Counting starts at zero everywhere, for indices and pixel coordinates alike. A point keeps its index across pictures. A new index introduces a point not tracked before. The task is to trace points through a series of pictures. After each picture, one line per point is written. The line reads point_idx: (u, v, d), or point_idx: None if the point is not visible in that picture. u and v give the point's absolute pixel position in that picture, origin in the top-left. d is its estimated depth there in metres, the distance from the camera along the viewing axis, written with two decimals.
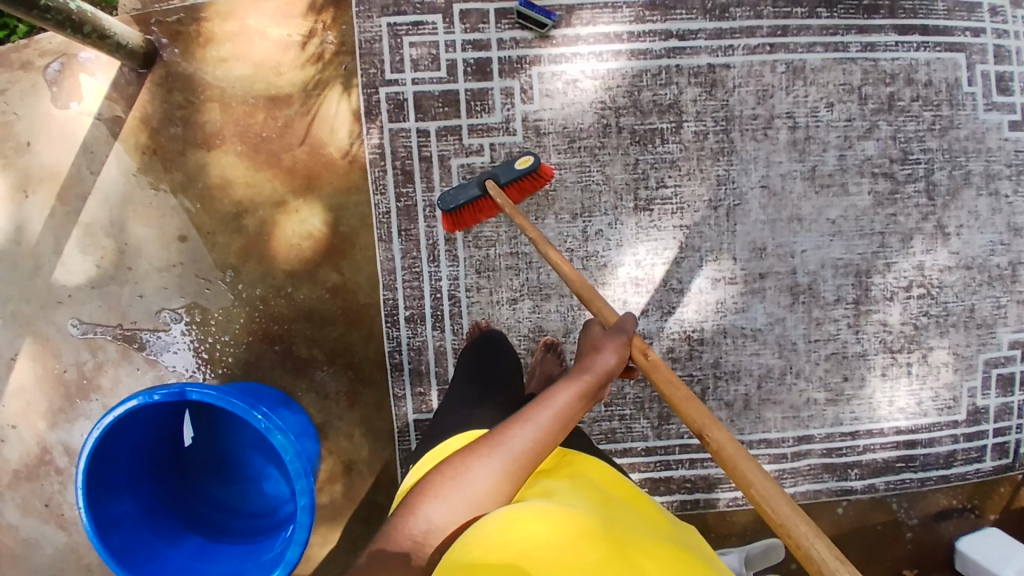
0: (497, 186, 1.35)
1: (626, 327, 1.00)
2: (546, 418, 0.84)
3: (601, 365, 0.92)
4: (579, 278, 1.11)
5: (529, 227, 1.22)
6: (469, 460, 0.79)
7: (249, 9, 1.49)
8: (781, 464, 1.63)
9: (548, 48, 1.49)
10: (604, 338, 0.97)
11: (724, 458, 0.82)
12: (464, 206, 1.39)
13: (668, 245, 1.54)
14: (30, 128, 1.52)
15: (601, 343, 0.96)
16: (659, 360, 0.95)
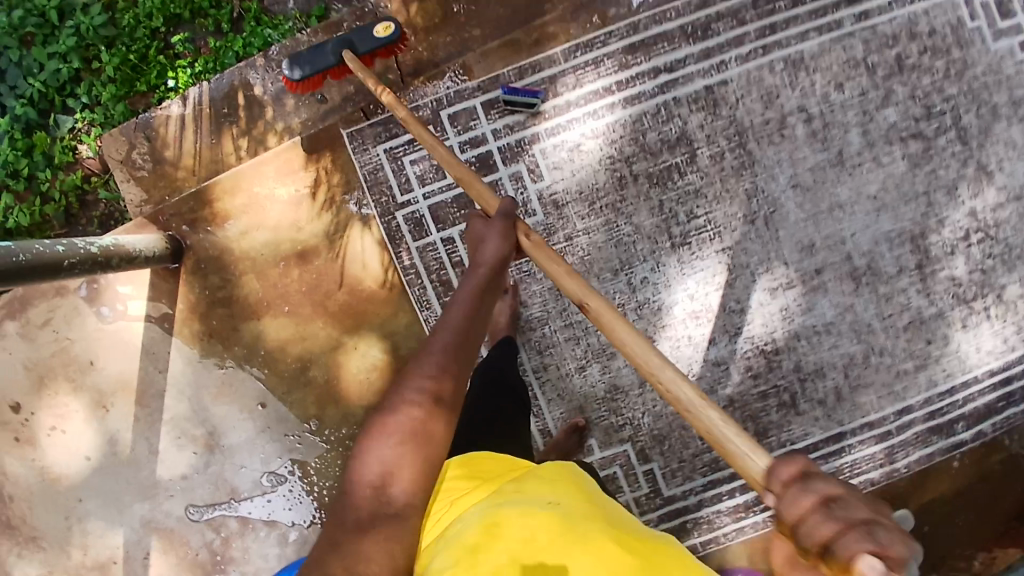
0: (355, 54, 1.36)
1: (509, 211, 1.07)
2: (451, 321, 0.92)
3: (489, 256, 1.01)
4: (460, 167, 1.14)
5: (414, 125, 1.23)
6: (401, 387, 0.86)
7: (252, 177, 1.54)
8: (887, 441, 1.59)
9: (542, 123, 1.51)
10: (489, 227, 1.04)
11: (602, 322, 0.91)
12: (312, 74, 1.39)
13: (716, 270, 1.53)
14: (87, 347, 1.62)
15: (489, 241, 1.03)
16: (540, 241, 1.02)
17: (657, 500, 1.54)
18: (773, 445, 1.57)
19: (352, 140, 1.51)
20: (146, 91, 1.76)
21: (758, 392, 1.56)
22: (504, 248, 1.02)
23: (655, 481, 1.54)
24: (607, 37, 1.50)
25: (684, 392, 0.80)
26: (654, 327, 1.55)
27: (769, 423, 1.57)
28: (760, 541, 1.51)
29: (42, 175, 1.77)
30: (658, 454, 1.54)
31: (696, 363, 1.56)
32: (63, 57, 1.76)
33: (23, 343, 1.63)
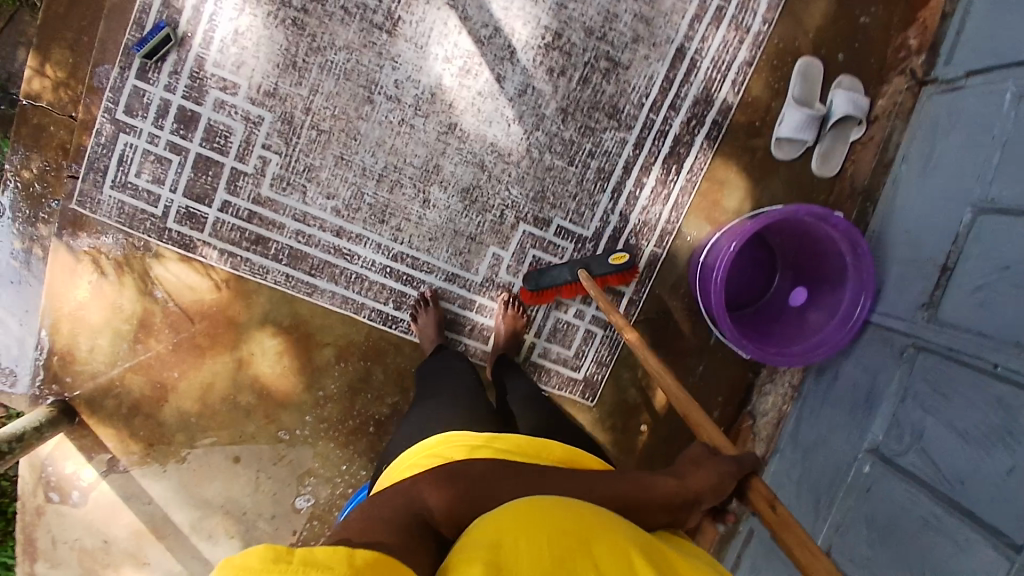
0: (589, 273, 1.43)
1: (748, 464, 0.97)
2: (621, 485, 0.83)
3: (698, 485, 0.90)
4: (684, 396, 1.10)
5: (622, 323, 1.29)
6: (525, 481, 0.78)
7: (51, 303, 1.50)
8: (726, 17, 1.43)
9: (192, 44, 1.38)
10: (712, 458, 0.95)
11: (803, 556, 0.88)
12: (548, 290, 1.48)
13: (444, 16, 1.38)
14: (93, 533, 1.63)
15: (704, 466, 0.94)
16: (787, 511, 0.92)
17: (588, 244, 1.51)
18: (632, 111, 1.44)
19: (85, 206, 1.45)
20: None
21: (578, 82, 1.43)
22: (721, 482, 0.91)
23: (571, 231, 1.50)
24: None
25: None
26: (447, 113, 1.43)
27: (610, 97, 1.44)
28: (701, 200, 1.50)
29: None
30: (551, 209, 1.48)
31: (506, 108, 1.43)
32: None
33: (55, 572, 1.63)
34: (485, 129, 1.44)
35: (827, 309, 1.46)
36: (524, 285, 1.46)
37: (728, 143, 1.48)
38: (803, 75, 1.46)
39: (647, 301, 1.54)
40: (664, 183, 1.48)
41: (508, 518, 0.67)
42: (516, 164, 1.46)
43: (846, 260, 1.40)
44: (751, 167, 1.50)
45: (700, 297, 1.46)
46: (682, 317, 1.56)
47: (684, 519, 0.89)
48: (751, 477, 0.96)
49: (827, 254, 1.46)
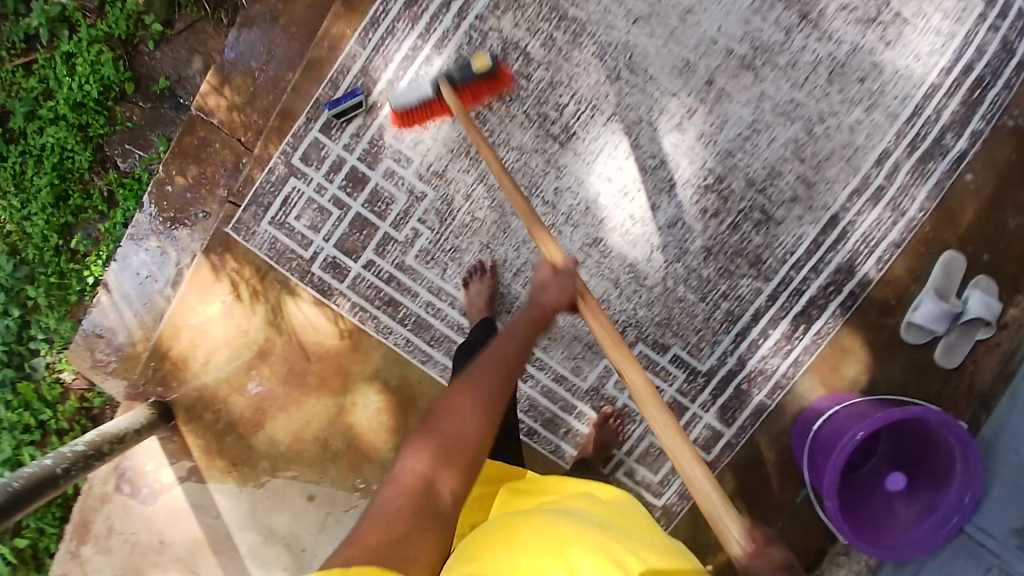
0: (451, 86, 1.35)
1: (572, 272, 1.11)
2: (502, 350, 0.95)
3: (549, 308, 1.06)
4: (524, 203, 1.21)
5: (481, 143, 1.27)
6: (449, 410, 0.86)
7: (183, 313, 1.57)
8: (885, 197, 1.48)
9: (380, 114, 1.48)
10: (554, 282, 1.08)
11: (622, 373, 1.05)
12: (416, 108, 1.41)
13: (617, 140, 1.45)
14: (150, 530, 1.68)
15: (551, 287, 1.08)
16: (594, 305, 1.09)
17: (699, 378, 1.54)
18: (774, 265, 1.49)
19: (240, 234, 1.53)
20: (79, 298, 1.88)
21: (728, 227, 1.48)
22: (565, 298, 1.08)
23: (686, 362, 1.53)
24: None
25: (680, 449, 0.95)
26: (596, 227, 1.48)
27: (756, 248, 1.49)
28: (822, 361, 1.53)
29: (45, 417, 1.90)
30: (671, 336, 1.52)
31: (653, 235, 1.48)
32: (3, 313, 1.87)
33: (103, 558, 1.69)
34: (628, 249, 1.49)
35: (923, 505, 1.46)
36: (392, 106, 1.40)
37: (857, 316, 1.52)
38: (944, 268, 1.49)
39: (743, 447, 1.56)
40: (787, 340, 1.52)
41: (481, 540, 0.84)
42: (649, 289, 1.50)
43: (954, 466, 1.41)
44: (873, 342, 1.53)
45: (809, 470, 1.49)
46: (773, 468, 1.57)
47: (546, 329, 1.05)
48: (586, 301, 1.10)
49: (935, 452, 1.45)
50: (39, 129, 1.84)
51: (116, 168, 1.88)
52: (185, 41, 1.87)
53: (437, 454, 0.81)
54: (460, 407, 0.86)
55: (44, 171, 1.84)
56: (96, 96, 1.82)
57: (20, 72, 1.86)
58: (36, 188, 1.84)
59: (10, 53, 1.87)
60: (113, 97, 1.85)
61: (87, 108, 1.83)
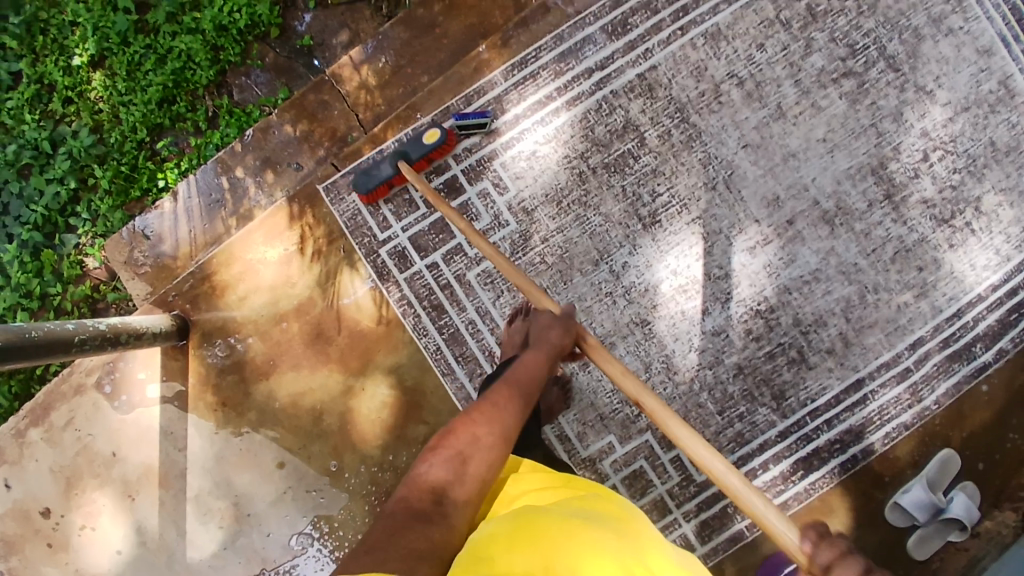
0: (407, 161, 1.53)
1: (569, 312, 1.24)
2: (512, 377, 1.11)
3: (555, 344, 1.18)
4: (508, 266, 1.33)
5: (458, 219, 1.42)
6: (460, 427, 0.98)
7: (243, 248, 1.62)
8: (909, 378, 1.58)
9: (496, 140, 1.61)
10: (557, 322, 1.21)
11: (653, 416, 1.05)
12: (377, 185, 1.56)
13: (693, 241, 1.57)
14: (110, 439, 1.60)
15: (553, 328, 1.20)
16: (597, 345, 1.18)
17: (691, 487, 1.58)
18: (794, 405, 1.57)
19: (328, 195, 1.62)
20: (140, 196, 1.87)
21: (765, 353, 1.56)
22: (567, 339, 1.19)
23: (685, 467, 1.57)
24: (524, 30, 1.62)
25: (755, 502, 0.91)
26: (647, 309, 1.57)
27: (783, 381, 1.57)
28: (806, 511, 1.57)
29: (54, 290, 1.84)
30: None
31: (696, 336, 1.56)
32: (59, 180, 1.87)
33: (50, 448, 1.60)
34: (669, 340, 1.57)
35: None
36: (357, 190, 1.54)
37: (852, 478, 1.57)
38: (940, 462, 1.55)
39: (709, 566, 1.56)
40: (782, 478, 1.57)
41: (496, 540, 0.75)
42: (676, 383, 1.56)
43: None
44: (861, 509, 1.57)
45: None
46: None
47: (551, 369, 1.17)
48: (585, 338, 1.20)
49: None
50: (173, 33, 1.89)
51: (231, 96, 1.91)
52: (340, 14, 1.93)
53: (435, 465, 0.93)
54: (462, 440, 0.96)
55: (162, 71, 1.88)
56: (241, 27, 1.87)
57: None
58: (147, 82, 1.88)
59: None
60: (254, 34, 1.89)
61: (226, 33, 1.88)
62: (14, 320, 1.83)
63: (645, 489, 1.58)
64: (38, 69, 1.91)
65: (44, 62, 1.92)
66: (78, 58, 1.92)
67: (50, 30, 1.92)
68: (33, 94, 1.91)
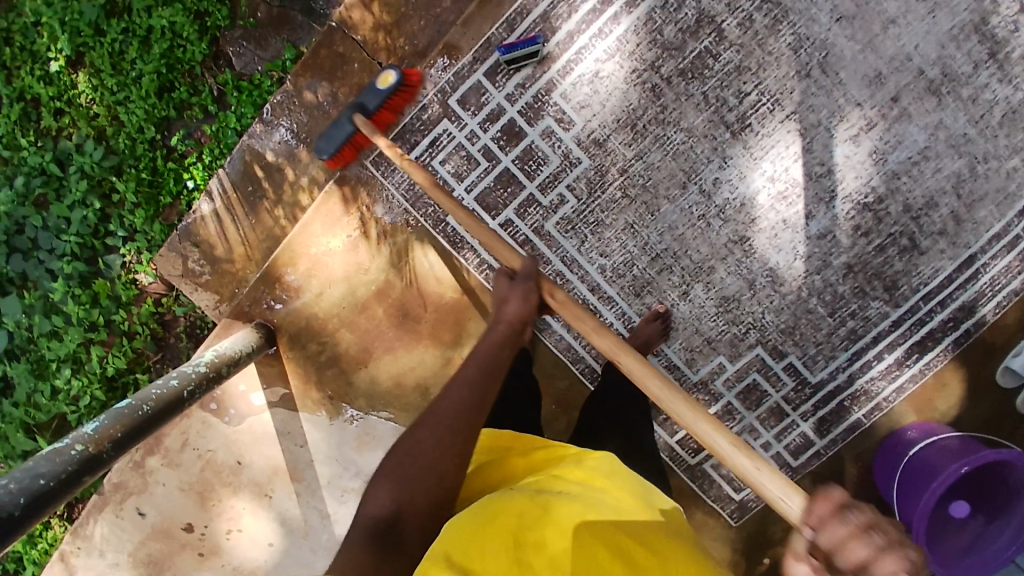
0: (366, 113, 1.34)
1: (531, 271, 1.07)
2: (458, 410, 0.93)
3: (514, 316, 1.01)
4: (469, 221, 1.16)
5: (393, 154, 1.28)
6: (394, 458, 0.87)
7: (305, 239, 1.51)
8: (1022, 247, 1.49)
9: (552, 67, 1.41)
10: (510, 289, 1.05)
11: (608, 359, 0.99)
12: (343, 147, 1.36)
13: (790, 140, 1.40)
14: (229, 449, 1.62)
15: (512, 295, 1.04)
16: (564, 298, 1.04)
17: (807, 390, 1.55)
18: (907, 293, 1.50)
19: (378, 168, 1.48)
20: (172, 201, 1.74)
21: (875, 248, 1.46)
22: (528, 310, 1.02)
23: (800, 371, 1.54)
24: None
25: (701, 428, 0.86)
26: (745, 225, 1.45)
27: (895, 273, 1.48)
28: (921, 392, 1.57)
29: (118, 317, 1.78)
30: (792, 345, 1.52)
31: (801, 244, 1.46)
32: (83, 202, 1.75)
33: (173, 469, 1.64)
34: (772, 253, 1.47)
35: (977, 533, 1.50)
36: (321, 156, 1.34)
37: (966, 353, 1.55)
38: None
39: (830, 458, 1.60)
40: (899, 366, 1.54)
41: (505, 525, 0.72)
42: (783, 295, 1.49)
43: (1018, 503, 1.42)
44: (976, 382, 1.57)
45: (897, 499, 1.52)
46: (851, 481, 1.62)
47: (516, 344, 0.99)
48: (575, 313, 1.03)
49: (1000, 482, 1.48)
50: (149, 8, 1.68)
51: (231, 67, 1.69)
52: None
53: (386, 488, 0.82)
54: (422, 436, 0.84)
55: (150, 57, 1.68)
56: None
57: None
58: (137, 73, 1.69)
59: None
60: None
61: None
62: (91, 358, 1.78)
63: (760, 400, 1.56)
64: (14, 85, 1.76)
65: (21, 75, 1.75)
66: (54, 61, 1.74)
67: (17, 39, 1.75)
68: (18, 113, 1.76)
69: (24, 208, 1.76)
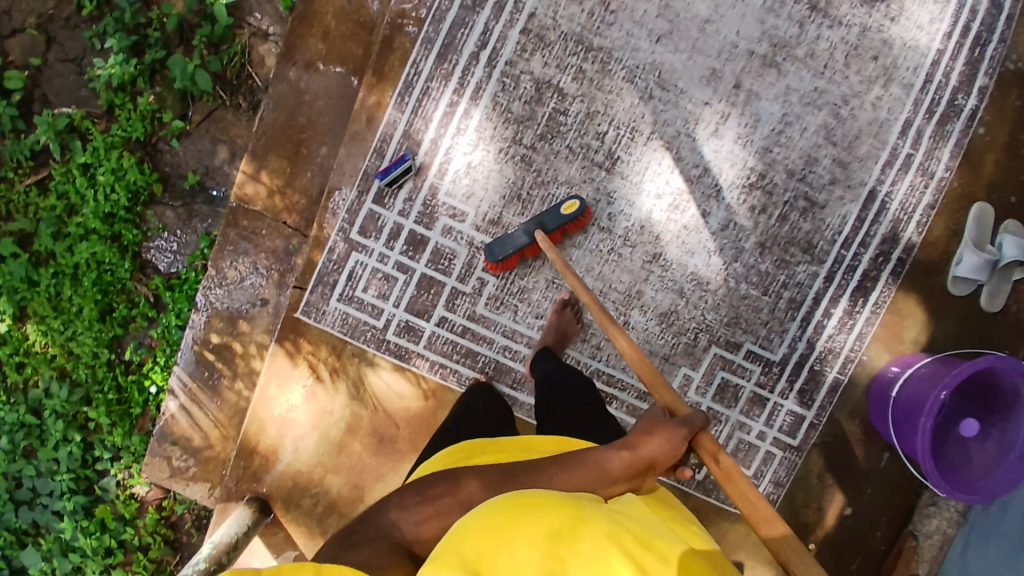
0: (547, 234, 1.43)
1: (693, 423, 1.08)
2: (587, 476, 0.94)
3: (654, 457, 1.00)
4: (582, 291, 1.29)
5: (581, 290, 1.28)
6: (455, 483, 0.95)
7: (266, 404, 1.58)
8: (915, 163, 1.56)
9: (427, 174, 1.49)
10: (667, 427, 1.05)
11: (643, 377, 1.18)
12: (509, 255, 1.47)
13: (660, 156, 1.50)
14: None
15: (657, 432, 1.04)
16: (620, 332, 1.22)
17: (774, 369, 1.59)
18: (825, 247, 1.55)
19: (310, 317, 1.54)
20: (142, 409, 1.84)
21: (777, 220, 1.53)
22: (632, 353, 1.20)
23: (760, 354, 1.58)
24: (389, 51, 1.46)
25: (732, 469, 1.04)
26: (652, 244, 1.53)
27: (807, 234, 1.55)
28: (882, 330, 1.60)
29: (127, 535, 1.82)
30: (743, 333, 1.57)
31: (709, 241, 1.53)
32: (65, 440, 1.82)
33: None
34: (688, 259, 1.54)
35: (999, 443, 1.45)
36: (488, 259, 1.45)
37: (907, 279, 1.59)
38: (976, 222, 1.58)
39: (826, 424, 1.63)
40: (850, 314, 1.58)
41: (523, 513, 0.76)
42: (713, 292, 1.55)
43: (1019, 403, 1.43)
44: (927, 300, 1.61)
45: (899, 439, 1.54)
46: (856, 436, 1.64)
47: (640, 482, 0.99)
48: (699, 437, 1.09)
49: (999, 391, 1.47)
50: (70, 246, 1.76)
51: (158, 272, 1.80)
52: (206, 132, 1.73)
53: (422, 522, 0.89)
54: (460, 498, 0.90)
55: (84, 290, 1.78)
56: (126, 203, 1.73)
57: (36, 191, 1.77)
58: (77, 307, 1.79)
59: (18, 175, 1.77)
60: (142, 202, 1.75)
61: (117, 217, 1.74)
62: None
63: (737, 395, 1.59)
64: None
65: None
66: (1, 321, 1.82)
67: None
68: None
69: (15, 463, 1.83)
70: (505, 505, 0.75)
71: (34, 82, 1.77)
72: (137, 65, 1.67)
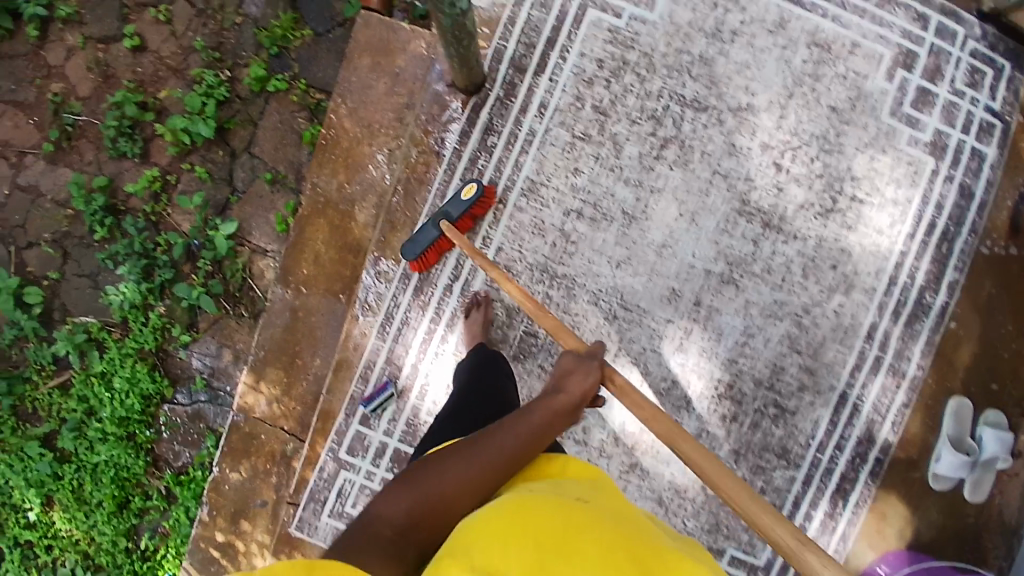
0: (450, 218, 1.50)
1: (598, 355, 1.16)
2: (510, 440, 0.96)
3: (578, 392, 1.08)
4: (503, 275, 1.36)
5: (489, 265, 1.38)
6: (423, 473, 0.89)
7: None
8: (885, 365, 1.59)
9: (410, 395, 1.60)
10: (579, 366, 1.13)
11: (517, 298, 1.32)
12: (424, 249, 1.53)
13: (628, 371, 1.56)
14: None
15: (576, 371, 1.12)
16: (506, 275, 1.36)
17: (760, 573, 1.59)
18: (800, 451, 1.58)
19: (302, 532, 1.62)
20: None
21: (749, 426, 1.57)
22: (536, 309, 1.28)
23: (743, 559, 1.58)
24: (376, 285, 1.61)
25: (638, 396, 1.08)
26: (628, 454, 1.58)
27: (780, 440, 1.58)
28: (865, 529, 1.59)
29: None
30: (724, 539, 1.58)
31: None
32: None
33: None
34: (663, 467, 1.58)
35: None
36: (405, 257, 1.52)
37: (889, 478, 1.60)
38: (955, 415, 1.58)
39: None
40: (831, 515, 1.59)
41: (502, 520, 0.74)
42: (692, 500, 1.58)
43: None
44: (913, 498, 1.60)
45: None
46: None
47: (574, 417, 1.07)
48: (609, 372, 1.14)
49: None
50: (89, 445, 1.88)
51: (169, 465, 1.90)
52: (212, 337, 1.88)
53: (398, 496, 0.85)
54: (443, 464, 0.89)
55: (104, 484, 1.87)
56: (138, 408, 1.86)
57: (58, 393, 1.91)
58: (97, 498, 1.87)
59: (43, 376, 1.92)
60: (154, 403, 1.89)
61: (131, 418, 1.88)
62: None
63: None
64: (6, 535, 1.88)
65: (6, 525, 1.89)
66: (31, 510, 1.89)
67: None
68: (19, 557, 1.89)
69: None
70: (512, 508, 0.76)
71: (54, 293, 1.93)
72: (147, 285, 1.85)
